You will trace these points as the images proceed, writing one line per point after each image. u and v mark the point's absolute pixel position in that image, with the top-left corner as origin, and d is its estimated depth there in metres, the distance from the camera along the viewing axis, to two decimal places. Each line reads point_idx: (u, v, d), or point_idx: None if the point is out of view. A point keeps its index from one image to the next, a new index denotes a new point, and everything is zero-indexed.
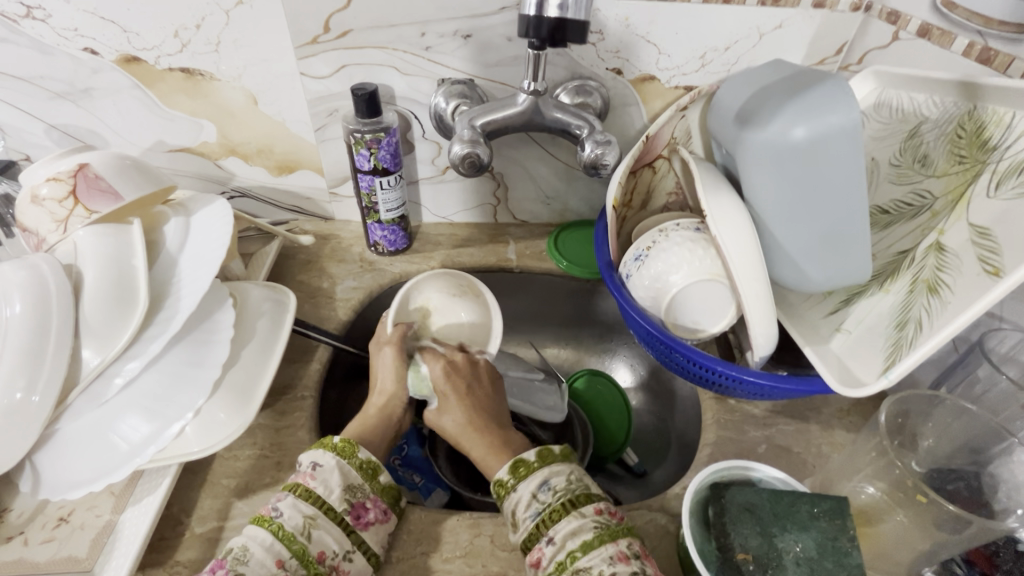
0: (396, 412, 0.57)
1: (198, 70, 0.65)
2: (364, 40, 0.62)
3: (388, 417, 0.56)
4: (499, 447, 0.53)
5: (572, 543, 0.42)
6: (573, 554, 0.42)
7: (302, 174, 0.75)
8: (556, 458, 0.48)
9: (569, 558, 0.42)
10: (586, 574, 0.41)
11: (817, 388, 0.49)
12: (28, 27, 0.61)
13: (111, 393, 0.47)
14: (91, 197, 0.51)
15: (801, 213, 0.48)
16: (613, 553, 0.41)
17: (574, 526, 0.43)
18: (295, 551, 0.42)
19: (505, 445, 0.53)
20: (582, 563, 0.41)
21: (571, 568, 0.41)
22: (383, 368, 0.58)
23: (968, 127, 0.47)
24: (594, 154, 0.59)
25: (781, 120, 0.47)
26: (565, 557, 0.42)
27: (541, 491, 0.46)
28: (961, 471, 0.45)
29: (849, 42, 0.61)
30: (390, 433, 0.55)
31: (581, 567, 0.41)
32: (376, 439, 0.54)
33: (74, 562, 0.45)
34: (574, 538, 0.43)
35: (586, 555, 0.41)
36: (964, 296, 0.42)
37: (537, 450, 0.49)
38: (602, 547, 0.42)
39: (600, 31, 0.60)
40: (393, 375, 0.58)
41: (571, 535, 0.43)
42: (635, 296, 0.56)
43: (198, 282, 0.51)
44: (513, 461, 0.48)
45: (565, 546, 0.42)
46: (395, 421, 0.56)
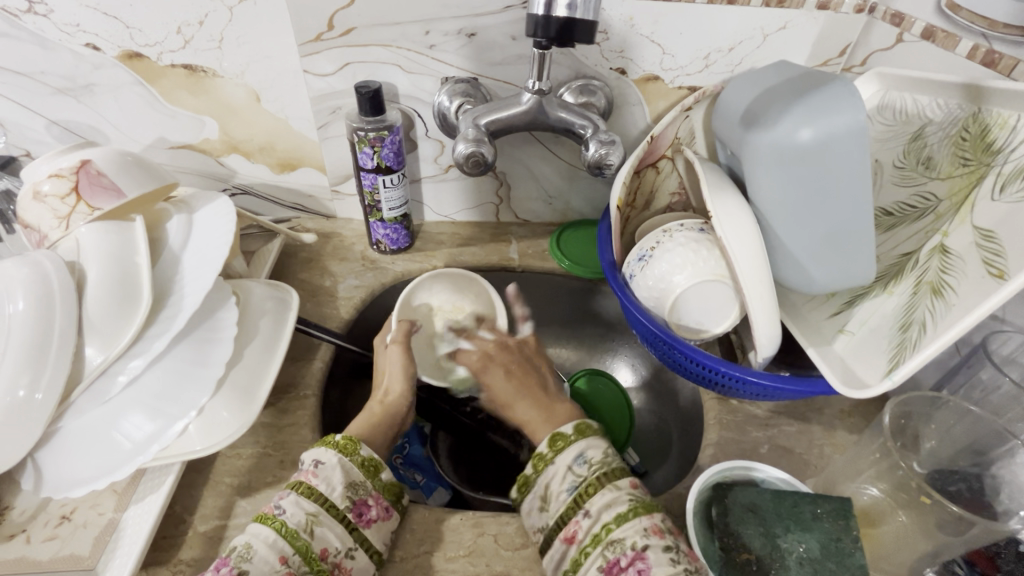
0: (398, 410, 0.56)
1: (200, 67, 0.65)
2: (368, 37, 0.62)
3: (391, 416, 0.55)
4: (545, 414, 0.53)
5: (608, 516, 0.43)
6: (608, 526, 0.42)
7: (304, 172, 0.75)
8: (593, 432, 0.49)
9: (604, 531, 0.42)
10: (620, 546, 0.41)
11: (820, 389, 0.49)
12: (29, 22, 0.60)
13: (114, 391, 0.47)
14: (94, 193, 0.51)
15: (806, 214, 0.48)
16: (648, 525, 0.42)
17: (610, 498, 0.43)
18: (299, 547, 0.42)
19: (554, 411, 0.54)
20: (616, 536, 0.41)
21: (606, 540, 0.41)
22: (393, 368, 0.59)
23: (972, 129, 0.48)
24: (598, 154, 0.59)
25: (786, 121, 0.47)
26: (599, 530, 0.42)
27: (576, 462, 0.46)
28: (963, 472, 0.45)
29: (853, 44, 0.61)
30: (392, 432, 0.55)
31: (616, 538, 0.41)
32: (379, 436, 0.53)
33: (77, 560, 0.45)
34: (610, 510, 0.43)
35: (620, 528, 0.42)
36: (969, 299, 0.42)
37: (573, 424, 0.49)
38: (637, 520, 0.42)
39: (604, 30, 0.60)
40: (403, 374, 0.58)
41: (607, 507, 0.43)
42: (639, 296, 0.56)
43: (202, 279, 0.51)
44: (551, 435, 0.49)
45: (600, 518, 0.43)
46: (398, 420, 0.56)
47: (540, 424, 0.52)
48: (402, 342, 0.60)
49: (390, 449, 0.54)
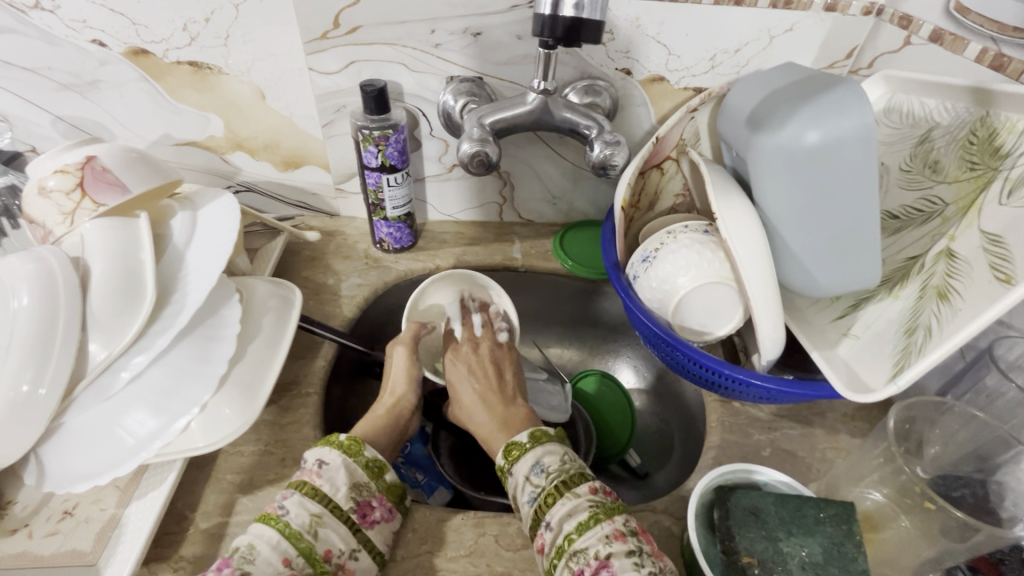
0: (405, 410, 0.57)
1: (206, 64, 0.65)
2: (374, 36, 0.62)
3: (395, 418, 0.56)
4: (502, 423, 0.56)
5: (568, 525, 0.43)
6: (569, 537, 0.42)
7: (308, 170, 0.75)
8: (551, 441, 0.50)
9: (567, 542, 0.42)
10: (583, 556, 0.41)
11: (824, 393, 0.49)
12: (36, 18, 0.61)
13: (117, 387, 0.47)
14: (99, 189, 0.51)
15: (811, 217, 0.48)
16: (609, 532, 0.42)
17: (569, 508, 0.44)
18: (302, 549, 0.42)
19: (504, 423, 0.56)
20: (578, 545, 0.41)
21: (569, 551, 0.41)
22: (395, 368, 0.60)
23: (980, 133, 0.47)
24: (603, 154, 0.58)
25: (793, 124, 0.47)
26: (562, 541, 0.42)
27: (533, 472, 0.47)
28: (967, 478, 0.44)
29: (859, 46, 0.60)
30: (396, 434, 0.55)
31: (577, 549, 0.41)
32: (381, 437, 0.54)
33: (79, 556, 0.45)
34: (570, 519, 0.43)
35: (581, 538, 0.42)
36: (976, 304, 0.42)
37: (528, 433, 0.51)
38: (598, 527, 0.42)
39: (611, 30, 0.60)
40: (405, 375, 0.59)
41: (567, 517, 0.43)
42: (642, 297, 0.56)
43: (205, 276, 0.51)
44: (508, 446, 0.51)
45: (562, 530, 0.43)
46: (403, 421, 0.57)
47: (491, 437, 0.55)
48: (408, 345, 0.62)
49: (393, 450, 0.55)
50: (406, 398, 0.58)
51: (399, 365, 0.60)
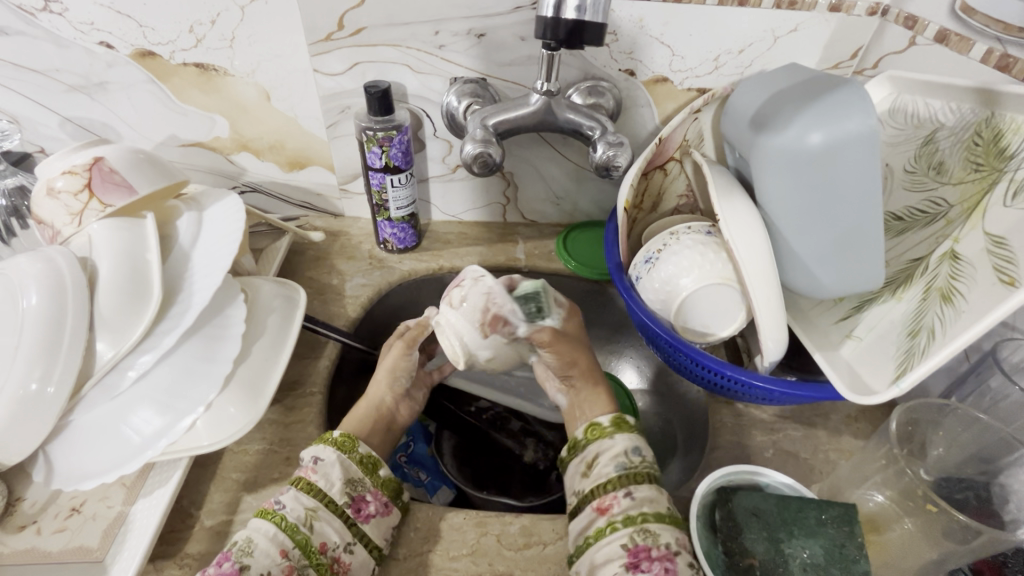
0: (383, 401, 0.57)
1: (211, 65, 0.65)
2: (378, 37, 0.62)
3: (378, 407, 0.57)
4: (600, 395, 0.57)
5: (649, 507, 0.44)
6: (646, 515, 0.43)
7: (313, 170, 0.75)
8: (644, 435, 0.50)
9: (641, 517, 0.43)
10: (655, 538, 0.42)
11: (826, 394, 0.49)
12: (45, 20, 0.61)
13: (123, 386, 0.47)
14: (106, 190, 0.51)
15: (815, 218, 0.48)
16: (681, 535, 0.43)
17: (653, 494, 0.44)
18: (299, 541, 0.42)
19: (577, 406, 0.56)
20: (653, 527, 0.42)
21: (639, 524, 0.42)
22: (388, 360, 0.60)
23: (984, 134, 0.47)
24: (606, 156, 0.59)
25: (796, 126, 0.47)
26: (636, 514, 0.43)
27: (632, 449, 0.47)
28: (969, 480, 0.44)
29: (865, 47, 0.60)
30: (380, 425, 0.56)
31: (651, 528, 0.42)
32: (366, 431, 0.55)
33: (86, 552, 0.46)
34: (651, 502, 0.44)
35: (657, 522, 0.43)
36: (979, 306, 0.42)
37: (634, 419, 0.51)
38: (674, 525, 0.43)
39: (614, 31, 0.60)
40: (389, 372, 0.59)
41: (650, 499, 0.44)
42: (645, 298, 0.56)
43: (211, 277, 0.51)
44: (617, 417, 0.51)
45: (641, 505, 0.44)
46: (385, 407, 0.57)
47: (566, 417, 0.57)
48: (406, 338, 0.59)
49: (379, 442, 0.55)
50: (381, 391, 0.58)
51: (387, 358, 0.60)
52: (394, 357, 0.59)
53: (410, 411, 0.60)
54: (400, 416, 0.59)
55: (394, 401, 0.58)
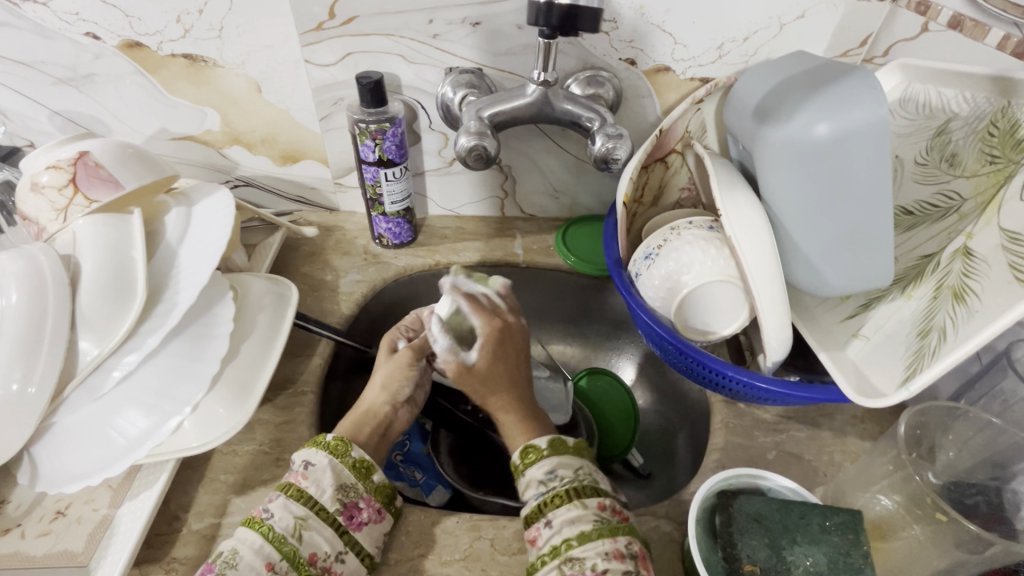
0: (381, 409, 0.55)
1: (200, 56, 0.64)
2: (370, 26, 0.60)
3: (377, 416, 0.55)
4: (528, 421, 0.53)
5: (569, 531, 0.43)
6: (568, 542, 0.42)
7: (307, 164, 0.74)
8: (565, 452, 0.48)
9: (563, 545, 0.42)
10: (578, 564, 0.41)
11: (832, 396, 0.47)
12: (29, 10, 0.60)
13: (108, 387, 0.46)
14: (91, 185, 0.50)
15: (821, 214, 0.46)
16: (609, 549, 0.41)
17: (573, 515, 0.43)
18: (286, 552, 0.41)
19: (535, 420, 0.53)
20: (576, 553, 0.41)
21: (564, 555, 0.41)
22: (385, 368, 0.58)
23: (1001, 124, 0.45)
24: (604, 148, 0.57)
25: (801, 116, 0.45)
26: (560, 543, 0.42)
27: (547, 476, 0.46)
28: (981, 486, 0.43)
29: (875, 33, 0.57)
30: (376, 433, 0.54)
31: (574, 556, 0.41)
32: (365, 435, 0.53)
33: (70, 557, 0.45)
34: (571, 526, 0.43)
35: (581, 546, 0.42)
36: (993, 305, 0.40)
37: (549, 439, 0.49)
38: (599, 542, 0.42)
39: (613, 19, 0.58)
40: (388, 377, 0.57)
41: (569, 522, 0.43)
42: (645, 296, 0.55)
43: (197, 274, 0.50)
44: (524, 447, 0.49)
45: (561, 532, 0.43)
46: (383, 414, 0.55)
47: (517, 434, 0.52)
48: (413, 350, 0.58)
49: (377, 448, 0.54)
50: (381, 400, 0.55)
51: (388, 365, 0.58)
52: (398, 365, 0.57)
53: (409, 415, 0.58)
54: (398, 421, 0.57)
55: (393, 408, 0.56)
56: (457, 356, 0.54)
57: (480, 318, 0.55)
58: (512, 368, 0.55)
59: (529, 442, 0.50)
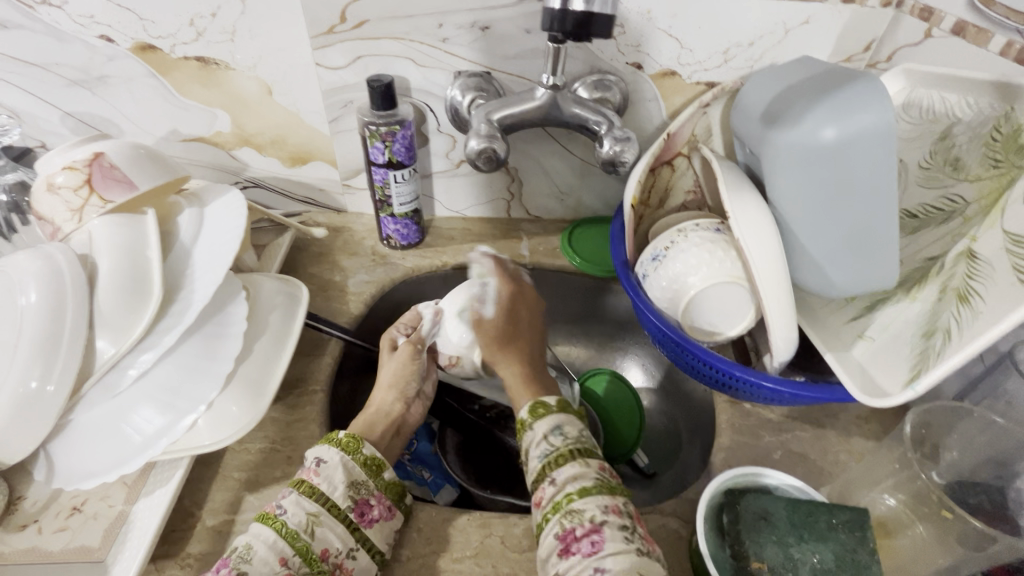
0: (392, 408, 0.56)
1: (213, 59, 0.64)
2: (381, 30, 0.61)
3: (387, 415, 0.56)
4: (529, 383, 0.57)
5: (571, 486, 0.44)
6: (569, 495, 0.43)
7: (316, 166, 0.75)
8: (571, 413, 0.51)
9: (565, 500, 0.43)
10: (578, 516, 0.42)
11: (838, 396, 0.48)
12: (44, 13, 0.61)
13: (124, 385, 0.47)
14: (107, 185, 0.51)
15: (828, 216, 0.47)
16: (608, 503, 0.42)
17: (576, 472, 0.45)
18: (299, 548, 0.42)
19: (537, 379, 0.57)
20: (576, 506, 0.42)
21: (566, 508, 0.42)
22: (388, 367, 0.58)
23: (1004, 129, 0.46)
24: (612, 151, 0.57)
25: (810, 120, 0.46)
26: (561, 498, 0.43)
27: (553, 434, 0.48)
28: (984, 484, 0.43)
29: (878, 38, 0.58)
30: (390, 429, 0.55)
31: (575, 509, 0.42)
32: (378, 429, 0.54)
33: (87, 552, 0.45)
34: (575, 481, 0.44)
35: (581, 499, 0.43)
36: (997, 308, 0.41)
37: (556, 398, 0.52)
38: (598, 496, 0.43)
39: (621, 24, 0.59)
40: (393, 375, 0.58)
41: (572, 479, 0.44)
42: (652, 296, 0.55)
43: (211, 275, 0.50)
44: (533, 403, 0.52)
45: (564, 488, 0.44)
46: (395, 410, 0.56)
47: (522, 390, 0.56)
48: (413, 345, 0.59)
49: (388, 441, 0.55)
50: (391, 398, 0.56)
51: (391, 365, 0.59)
52: (401, 363, 0.58)
53: (420, 411, 0.60)
54: (411, 417, 0.58)
55: (405, 406, 0.57)
56: (478, 309, 0.60)
57: (501, 285, 0.62)
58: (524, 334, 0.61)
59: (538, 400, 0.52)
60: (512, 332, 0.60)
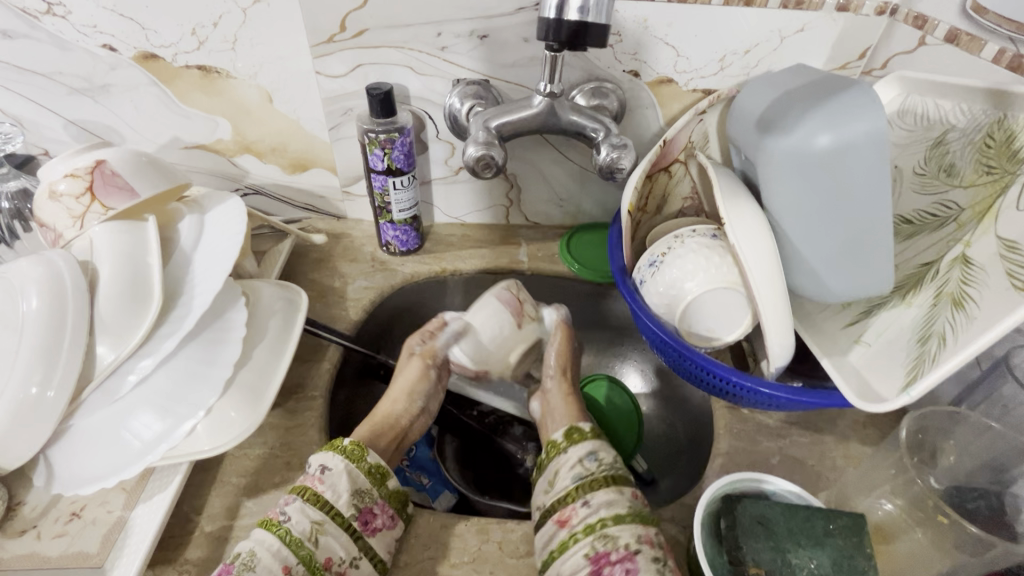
0: (399, 418, 0.57)
1: (214, 68, 0.65)
2: (380, 39, 0.62)
3: (392, 424, 0.56)
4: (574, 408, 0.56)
5: (605, 511, 0.44)
6: (604, 520, 0.43)
7: (316, 172, 0.75)
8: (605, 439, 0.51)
9: (599, 524, 0.43)
10: (613, 542, 0.42)
11: (834, 401, 0.48)
12: (48, 23, 0.61)
13: (124, 390, 0.47)
14: (108, 193, 0.51)
15: (823, 222, 0.47)
16: (641, 533, 0.42)
17: (611, 498, 0.44)
18: (302, 556, 0.42)
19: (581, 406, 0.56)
20: (611, 531, 0.42)
21: (599, 532, 0.42)
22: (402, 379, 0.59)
23: (997, 136, 0.46)
24: (610, 158, 0.58)
25: (804, 127, 0.46)
26: (595, 522, 0.43)
27: (588, 458, 0.48)
28: (982, 490, 0.43)
29: (872, 47, 0.59)
30: (395, 439, 0.55)
31: (610, 534, 0.42)
32: (384, 441, 0.54)
33: (86, 558, 0.45)
34: (609, 507, 0.44)
35: (616, 526, 0.43)
36: (991, 313, 0.41)
37: (591, 424, 0.52)
38: (634, 524, 0.43)
39: (618, 32, 0.59)
40: (406, 387, 0.58)
41: (607, 504, 0.44)
42: (649, 302, 0.56)
43: (211, 281, 0.51)
44: (570, 428, 0.52)
45: (599, 511, 0.44)
46: (403, 423, 0.57)
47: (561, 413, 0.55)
48: (426, 357, 0.59)
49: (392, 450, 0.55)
50: (399, 409, 0.57)
51: (402, 378, 0.59)
52: (414, 376, 0.59)
53: (425, 425, 0.59)
54: (415, 431, 0.58)
55: (411, 419, 0.57)
56: (559, 317, 0.63)
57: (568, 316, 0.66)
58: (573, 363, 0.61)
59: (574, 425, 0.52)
60: (567, 355, 0.63)
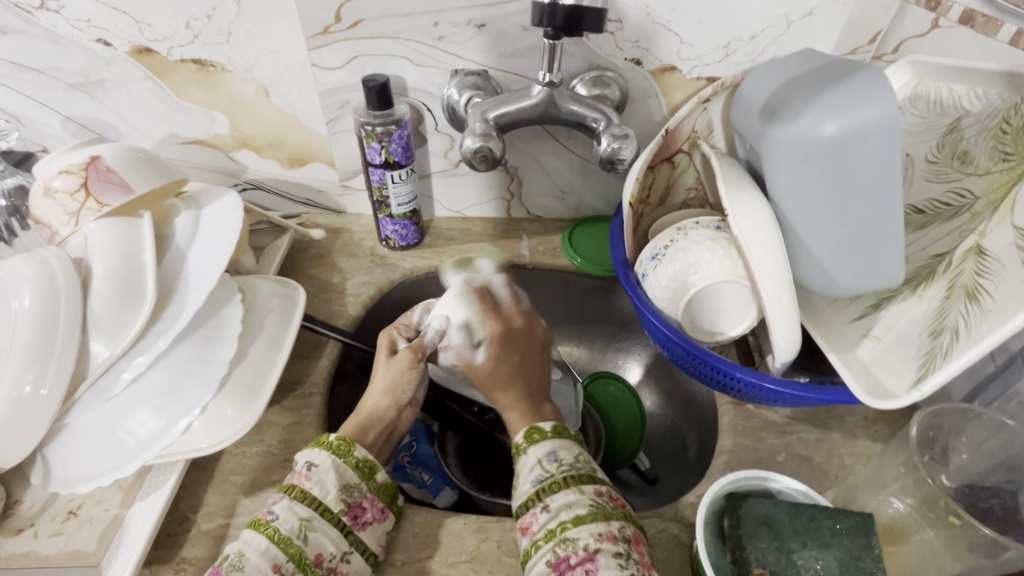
0: (386, 413, 0.55)
1: (209, 61, 0.64)
2: (375, 29, 0.61)
3: (380, 418, 0.54)
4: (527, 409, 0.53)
5: (566, 514, 0.43)
6: (563, 524, 0.42)
7: (314, 167, 0.74)
8: (569, 437, 0.49)
9: (558, 528, 0.42)
10: (572, 545, 0.41)
11: (843, 397, 0.46)
12: (41, 18, 0.61)
13: (118, 388, 0.47)
14: (102, 189, 0.50)
15: (830, 213, 0.45)
16: (602, 531, 0.42)
17: (570, 499, 0.44)
18: (292, 554, 0.41)
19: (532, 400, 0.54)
20: (570, 534, 0.42)
21: (559, 536, 0.42)
22: (387, 372, 0.57)
23: (1013, 121, 0.44)
24: (610, 149, 0.56)
25: (810, 114, 0.44)
26: (554, 526, 0.43)
27: (546, 458, 0.47)
28: (995, 489, 0.42)
29: (884, 30, 0.57)
30: (383, 435, 0.54)
31: (569, 537, 0.41)
32: (369, 436, 0.53)
33: (82, 556, 0.45)
34: (569, 509, 0.43)
35: (575, 528, 0.42)
36: (1006, 306, 0.39)
37: (552, 423, 0.50)
38: (594, 524, 0.42)
39: (619, 19, 0.58)
40: (390, 380, 0.56)
41: (566, 506, 0.43)
42: (651, 296, 0.54)
43: (205, 277, 0.50)
44: (529, 427, 0.50)
45: (557, 515, 0.43)
46: (392, 417, 0.55)
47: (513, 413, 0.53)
48: (413, 350, 0.58)
49: (381, 447, 0.54)
50: (385, 404, 0.55)
51: (386, 371, 0.57)
52: (399, 368, 0.56)
53: (412, 415, 0.58)
54: (403, 423, 0.57)
55: (399, 412, 0.56)
56: (469, 352, 0.58)
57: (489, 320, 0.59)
58: (527, 365, 0.57)
59: (533, 424, 0.51)
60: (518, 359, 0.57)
